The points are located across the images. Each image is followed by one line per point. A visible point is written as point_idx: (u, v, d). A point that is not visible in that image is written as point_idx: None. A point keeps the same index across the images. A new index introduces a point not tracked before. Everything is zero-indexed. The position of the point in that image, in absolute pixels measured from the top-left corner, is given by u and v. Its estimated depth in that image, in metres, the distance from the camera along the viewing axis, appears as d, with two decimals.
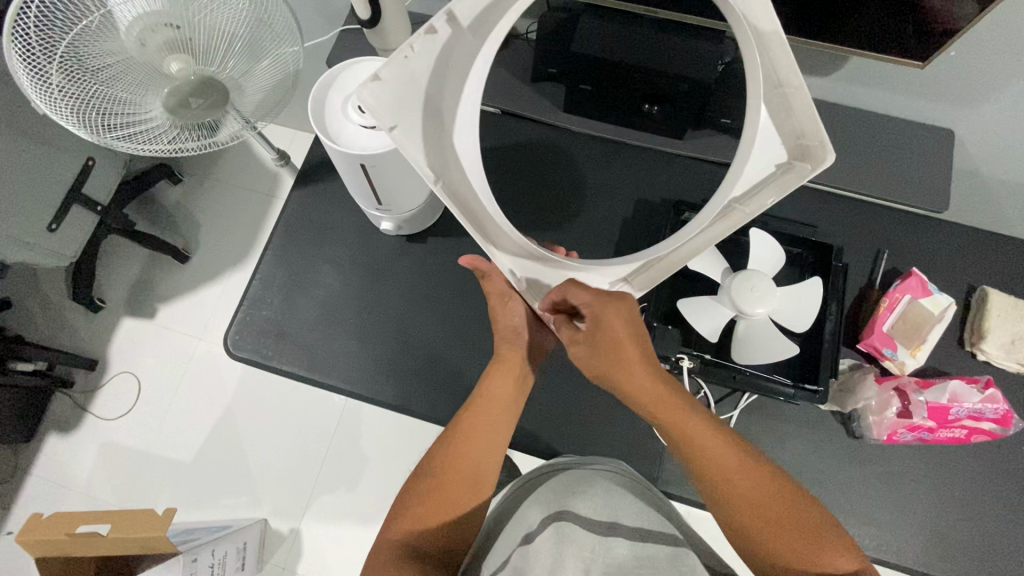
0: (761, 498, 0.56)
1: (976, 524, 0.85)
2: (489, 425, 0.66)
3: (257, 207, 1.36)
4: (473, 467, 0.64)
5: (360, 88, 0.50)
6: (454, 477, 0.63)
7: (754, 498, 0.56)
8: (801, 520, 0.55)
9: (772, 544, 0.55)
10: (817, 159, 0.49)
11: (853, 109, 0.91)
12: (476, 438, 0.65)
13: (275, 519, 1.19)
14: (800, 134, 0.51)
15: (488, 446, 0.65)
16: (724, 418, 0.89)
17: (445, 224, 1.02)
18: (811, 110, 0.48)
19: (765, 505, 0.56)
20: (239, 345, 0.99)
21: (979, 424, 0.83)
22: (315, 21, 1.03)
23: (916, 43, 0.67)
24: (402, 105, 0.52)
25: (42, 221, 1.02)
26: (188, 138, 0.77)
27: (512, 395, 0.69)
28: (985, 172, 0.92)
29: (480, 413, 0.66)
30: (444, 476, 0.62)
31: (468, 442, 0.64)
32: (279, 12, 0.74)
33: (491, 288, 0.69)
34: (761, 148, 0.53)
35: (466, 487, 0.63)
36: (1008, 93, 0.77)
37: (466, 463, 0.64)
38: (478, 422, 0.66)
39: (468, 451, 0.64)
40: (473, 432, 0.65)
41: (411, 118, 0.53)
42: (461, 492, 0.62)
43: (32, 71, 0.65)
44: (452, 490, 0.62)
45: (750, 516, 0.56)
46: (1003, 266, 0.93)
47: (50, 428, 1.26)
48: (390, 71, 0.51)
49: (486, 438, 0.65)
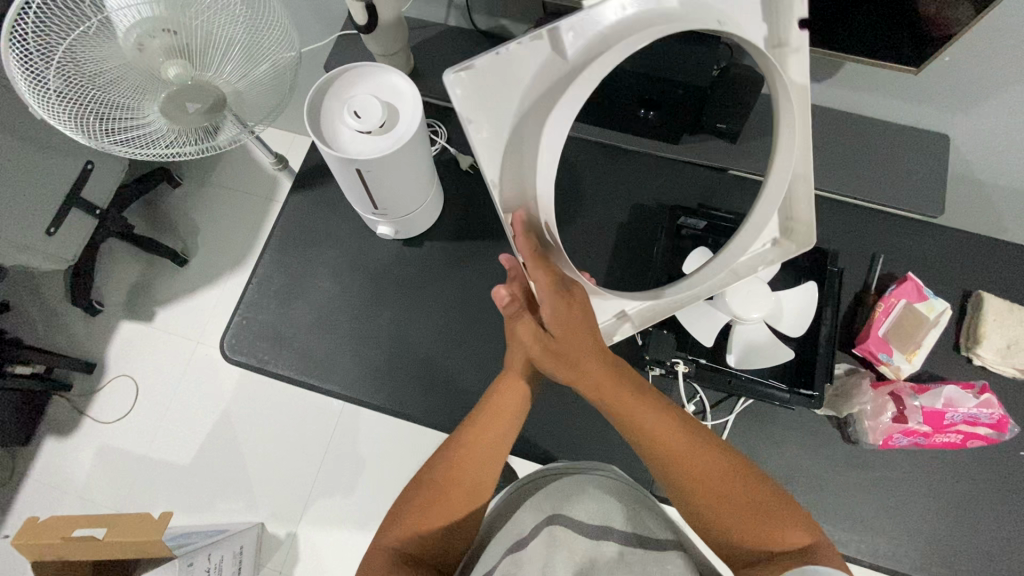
0: (721, 488, 0.56)
1: (972, 529, 0.85)
2: (491, 434, 0.65)
3: (255, 211, 1.36)
4: (472, 480, 0.63)
5: (451, 73, 0.48)
6: (453, 486, 0.62)
7: (715, 488, 0.56)
8: (764, 502, 0.55)
9: (741, 532, 0.55)
10: (804, 243, 0.59)
11: (848, 114, 0.92)
12: (477, 449, 0.64)
13: (272, 523, 1.19)
14: (795, 221, 0.59)
15: (488, 460, 0.64)
16: (720, 423, 0.89)
17: (442, 228, 1.02)
18: (810, 204, 0.56)
19: (725, 493, 0.56)
20: (235, 348, 1.00)
21: (975, 429, 0.83)
22: (314, 26, 1.03)
23: (911, 48, 0.67)
24: (475, 96, 0.49)
25: (41, 225, 1.02)
26: (187, 142, 0.78)
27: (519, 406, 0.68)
28: (981, 177, 0.92)
29: (483, 423, 0.66)
30: (443, 487, 0.62)
31: (470, 452, 0.64)
32: (276, 18, 0.75)
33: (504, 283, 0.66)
34: (765, 225, 0.59)
35: (463, 500, 0.62)
36: (1002, 98, 0.77)
37: (466, 476, 0.63)
38: (481, 432, 0.65)
39: (469, 462, 0.64)
40: (476, 443, 0.64)
41: (482, 111, 0.49)
42: (459, 504, 0.62)
43: (28, 74, 0.65)
44: (450, 501, 0.61)
45: (716, 502, 0.56)
46: (1000, 270, 0.93)
47: (48, 431, 1.26)
48: (486, 62, 0.48)
49: (487, 452, 0.64)
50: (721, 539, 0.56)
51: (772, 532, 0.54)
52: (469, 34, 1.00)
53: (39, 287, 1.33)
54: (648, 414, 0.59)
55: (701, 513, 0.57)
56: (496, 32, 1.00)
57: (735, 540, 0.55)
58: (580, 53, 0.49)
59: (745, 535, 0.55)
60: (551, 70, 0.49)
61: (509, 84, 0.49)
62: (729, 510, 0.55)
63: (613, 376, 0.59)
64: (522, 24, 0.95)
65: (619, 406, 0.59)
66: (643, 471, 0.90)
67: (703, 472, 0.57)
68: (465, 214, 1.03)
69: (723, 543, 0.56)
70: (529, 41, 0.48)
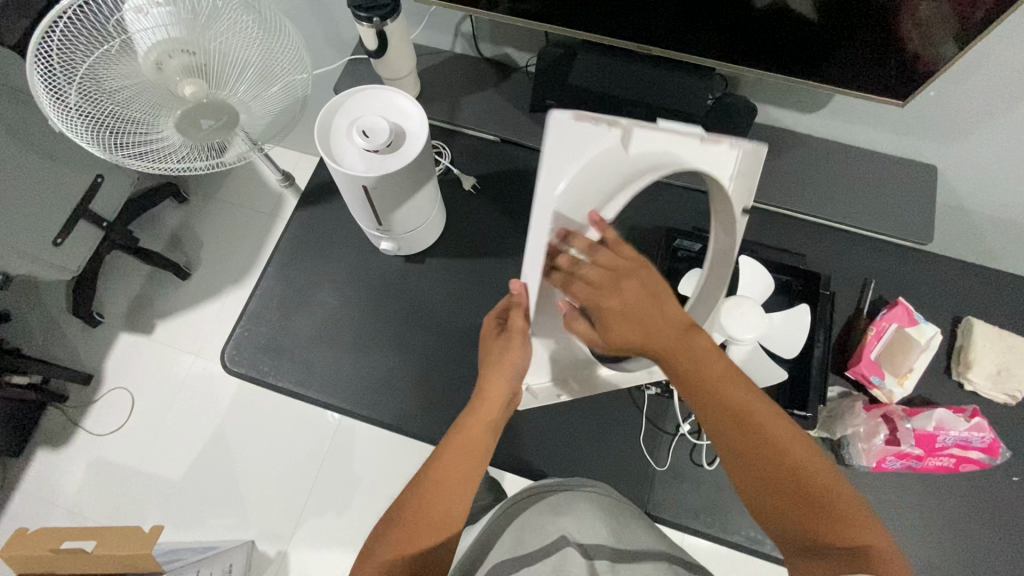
0: (784, 472, 0.52)
1: (968, 557, 0.84)
2: (453, 478, 0.60)
3: (260, 225, 1.39)
4: (446, 513, 0.59)
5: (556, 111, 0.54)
6: (418, 525, 0.57)
7: (773, 469, 0.53)
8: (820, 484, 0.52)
9: (812, 526, 0.51)
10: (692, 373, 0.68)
11: (838, 143, 0.95)
12: (445, 488, 0.59)
13: (263, 541, 1.17)
14: None
15: (462, 496, 0.60)
16: (716, 442, 0.91)
17: (444, 245, 1.04)
18: None
19: (790, 477, 0.52)
20: (235, 359, 1.01)
21: (967, 453, 0.83)
22: (326, 50, 1.08)
23: (898, 79, 0.70)
24: (555, 148, 0.53)
25: (48, 235, 1.03)
26: (197, 158, 0.80)
27: (487, 435, 0.64)
28: (969, 207, 0.95)
29: (450, 461, 0.61)
30: (408, 525, 0.57)
31: (438, 492, 0.59)
32: (291, 45, 0.80)
33: (515, 325, 0.62)
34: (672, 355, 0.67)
35: (432, 532, 0.58)
36: (989, 129, 0.80)
37: (438, 515, 0.58)
38: (450, 468, 0.61)
39: (436, 502, 0.59)
40: (444, 481, 0.60)
41: (558, 158, 0.53)
42: (430, 538, 0.57)
43: (51, 88, 0.69)
44: (421, 537, 0.57)
45: (783, 490, 0.52)
46: (989, 297, 0.95)
47: (40, 443, 1.26)
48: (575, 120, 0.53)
49: (455, 488, 0.60)
50: (800, 531, 0.51)
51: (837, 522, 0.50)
52: (473, 60, 1.04)
53: (41, 299, 1.35)
54: (713, 369, 0.54)
55: (772, 501, 0.53)
56: (500, 60, 1.04)
57: (807, 530, 0.51)
58: (642, 152, 0.54)
59: (790, 510, 0.52)
60: (615, 159, 0.54)
61: (586, 148, 0.54)
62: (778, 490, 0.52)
63: (674, 335, 0.55)
64: (525, 53, 1.00)
65: (688, 374, 0.55)
66: (638, 489, 0.91)
67: (746, 438, 0.54)
68: (467, 233, 1.05)
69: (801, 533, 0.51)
70: (608, 129, 0.54)
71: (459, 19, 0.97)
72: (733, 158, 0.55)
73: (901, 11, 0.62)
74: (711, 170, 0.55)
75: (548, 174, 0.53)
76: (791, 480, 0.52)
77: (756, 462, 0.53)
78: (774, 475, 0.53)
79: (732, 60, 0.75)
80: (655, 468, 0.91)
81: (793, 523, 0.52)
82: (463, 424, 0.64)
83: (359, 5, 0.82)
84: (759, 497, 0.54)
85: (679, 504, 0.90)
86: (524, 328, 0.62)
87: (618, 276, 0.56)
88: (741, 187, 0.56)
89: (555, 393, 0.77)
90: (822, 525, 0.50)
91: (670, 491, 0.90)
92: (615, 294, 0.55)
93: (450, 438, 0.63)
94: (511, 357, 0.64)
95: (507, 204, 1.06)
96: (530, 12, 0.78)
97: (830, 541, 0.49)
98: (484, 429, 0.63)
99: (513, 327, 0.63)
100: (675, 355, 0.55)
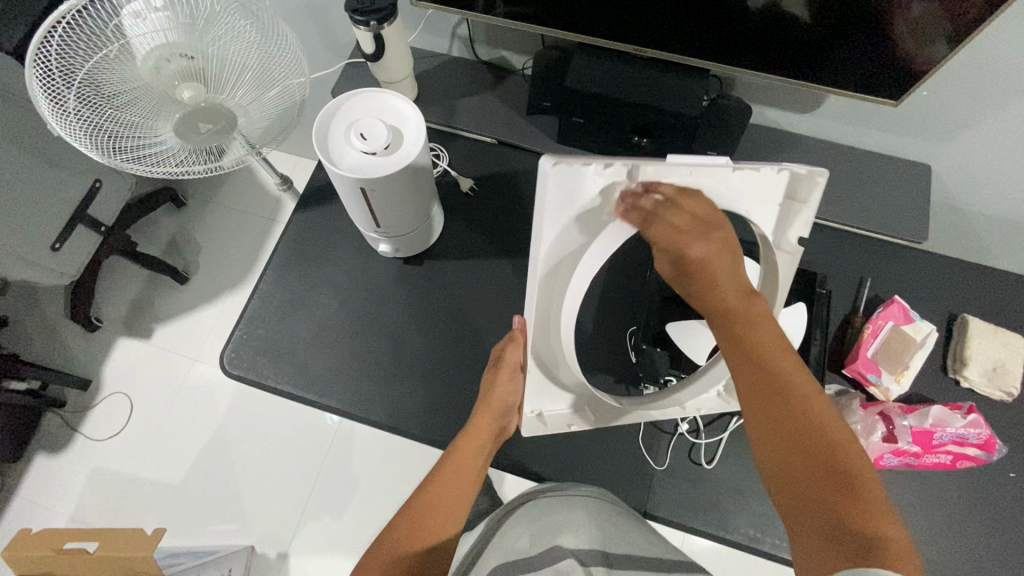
0: (815, 447, 0.48)
1: (967, 553, 0.85)
2: (451, 491, 0.63)
3: (258, 230, 1.39)
4: (444, 522, 0.61)
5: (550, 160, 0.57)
6: (420, 531, 0.59)
7: (803, 440, 0.49)
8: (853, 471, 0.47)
9: (832, 506, 0.46)
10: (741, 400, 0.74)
11: (832, 143, 0.95)
12: (444, 499, 0.62)
13: (263, 544, 1.17)
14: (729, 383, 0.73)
15: (457, 507, 0.63)
16: (714, 442, 0.92)
17: (442, 247, 1.05)
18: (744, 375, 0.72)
19: (819, 453, 0.48)
20: (234, 362, 1.00)
21: (964, 449, 0.84)
22: (324, 53, 1.08)
23: (891, 79, 0.71)
24: (551, 198, 0.59)
25: (47, 239, 1.04)
26: (195, 163, 0.79)
27: (479, 459, 0.69)
28: (964, 205, 0.96)
29: (449, 477, 0.64)
30: (410, 531, 0.58)
31: (438, 501, 0.62)
32: (288, 46, 0.80)
33: (509, 358, 0.72)
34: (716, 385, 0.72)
35: (431, 539, 0.59)
36: (980, 128, 0.81)
37: (435, 520, 0.60)
38: (449, 483, 0.64)
39: (437, 511, 0.61)
40: (445, 493, 0.63)
41: (561, 197, 0.59)
42: (431, 543, 0.58)
43: (49, 91, 0.68)
44: (422, 541, 0.58)
45: (805, 461, 0.48)
46: (983, 294, 0.96)
47: (38, 447, 1.25)
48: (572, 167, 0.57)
49: (454, 499, 0.63)
50: (817, 508, 0.46)
51: (862, 510, 0.45)
52: (470, 63, 1.05)
53: (39, 304, 1.35)
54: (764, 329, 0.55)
55: (789, 470, 0.49)
56: (496, 63, 1.04)
57: (825, 509, 0.46)
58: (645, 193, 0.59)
59: (811, 483, 0.48)
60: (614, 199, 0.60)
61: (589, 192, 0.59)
62: (809, 464, 0.48)
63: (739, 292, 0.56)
64: (521, 56, 1.01)
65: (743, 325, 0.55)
66: (637, 488, 0.91)
67: (785, 396, 0.51)
68: (464, 235, 1.05)
69: (818, 512, 0.46)
70: (606, 170, 0.59)
71: (455, 22, 0.97)
72: (783, 183, 0.64)
73: (894, 12, 0.63)
74: (757, 199, 0.64)
75: (550, 220, 0.60)
76: (824, 457, 0.48)
77: (785, 424, 0.50)
78: (806, 443, 0.49)
79: (726, 61, 0.76)
80: (653, 468, 0.92)
81: (808, 496, 0.48)
82: (458, 448, 0.69)
83: (356, 9, 0.82)
84: (781, 463, 0.50)
85: (679, 504, 0.90)
86: (518, 360, 0.72)
87: (700, 224, 0.56)
88: (796, 216, 0.66)
89: (567, 421, 0.77)
90: (846, 510, 0.45)
91: (669, 491, 0.90)
92: (691, 239, 0.56)
93: (448, 458, 0.67)
94: (507, 385, 0.73)
95: (505, 206, 1.07)
96: (527, 16, 0.79)
97: (856, 526, 0.44)
98: (478, 452, 0.69)
99: (506, 360, 0.72)
100: (731, 311, 0.56)
